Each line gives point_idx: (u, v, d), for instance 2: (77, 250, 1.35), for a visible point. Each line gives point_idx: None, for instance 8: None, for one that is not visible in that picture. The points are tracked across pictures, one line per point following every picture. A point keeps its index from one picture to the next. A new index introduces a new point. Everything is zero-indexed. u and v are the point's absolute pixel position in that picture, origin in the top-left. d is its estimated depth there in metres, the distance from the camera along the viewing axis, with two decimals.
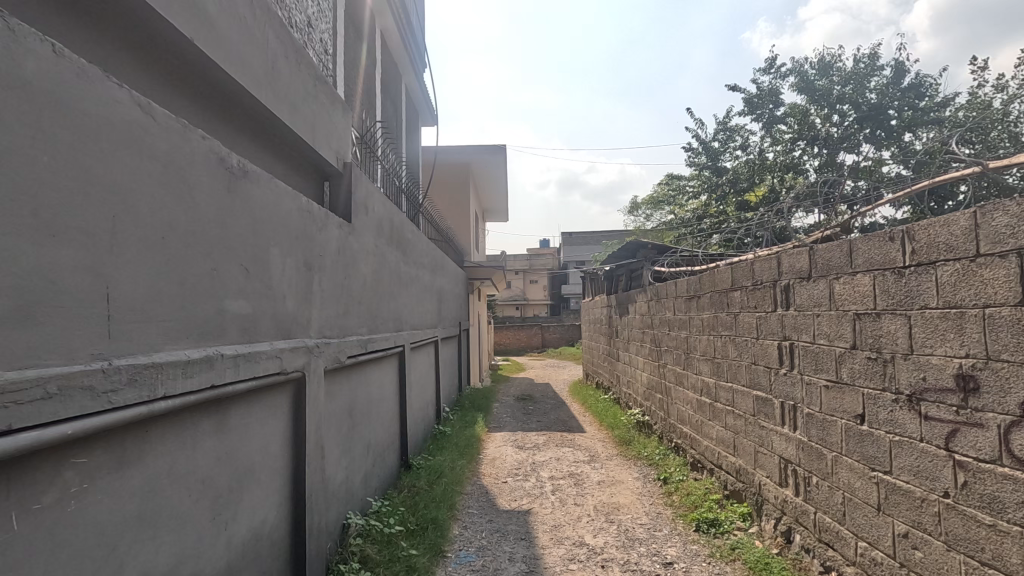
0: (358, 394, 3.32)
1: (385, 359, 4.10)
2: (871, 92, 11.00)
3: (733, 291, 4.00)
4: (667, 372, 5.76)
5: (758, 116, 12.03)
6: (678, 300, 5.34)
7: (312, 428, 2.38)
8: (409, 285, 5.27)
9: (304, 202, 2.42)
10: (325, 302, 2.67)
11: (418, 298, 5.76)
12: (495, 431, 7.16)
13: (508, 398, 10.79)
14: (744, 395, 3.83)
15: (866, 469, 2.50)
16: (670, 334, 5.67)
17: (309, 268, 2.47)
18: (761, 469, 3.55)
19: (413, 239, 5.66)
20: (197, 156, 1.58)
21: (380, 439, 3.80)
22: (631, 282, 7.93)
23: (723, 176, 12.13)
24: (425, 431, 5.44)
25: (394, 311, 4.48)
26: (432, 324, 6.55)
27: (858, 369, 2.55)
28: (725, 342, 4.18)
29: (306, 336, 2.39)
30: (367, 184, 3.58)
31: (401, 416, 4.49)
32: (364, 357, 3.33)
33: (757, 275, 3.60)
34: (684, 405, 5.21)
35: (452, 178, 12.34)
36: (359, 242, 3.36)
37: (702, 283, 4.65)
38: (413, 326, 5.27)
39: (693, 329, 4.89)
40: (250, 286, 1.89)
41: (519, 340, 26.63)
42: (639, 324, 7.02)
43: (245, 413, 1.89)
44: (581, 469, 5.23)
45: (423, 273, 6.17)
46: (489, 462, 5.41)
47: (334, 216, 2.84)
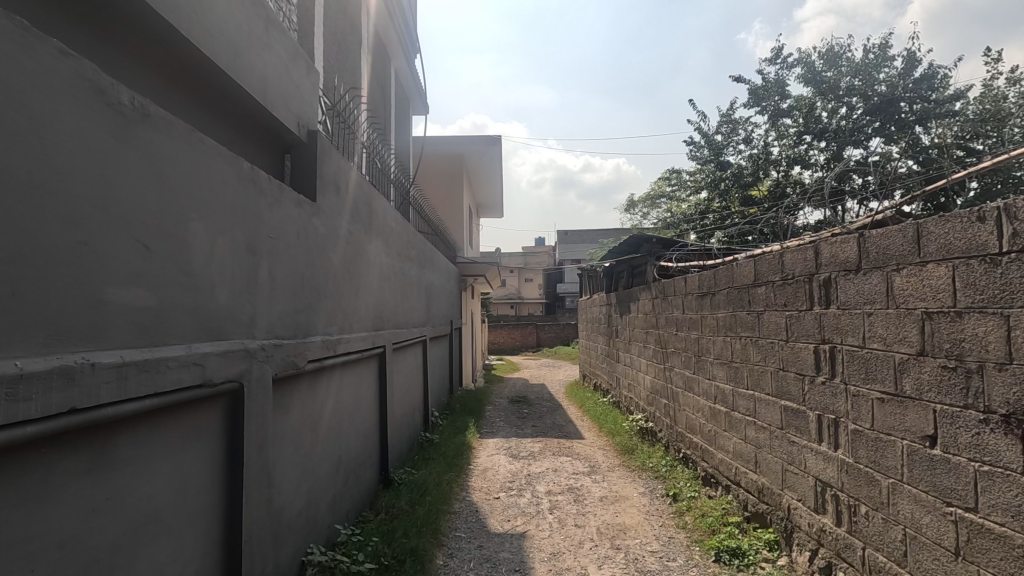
0: (325, 404, 2.84)
1: (362, 362, 3.62)
2: (881, 84, 10.54)
3: (757, 286, 3.54)
4: (674, 376, 5.30)
5: (763, 108, 11.58)
6: (688, 298, 4.89)
7: (255, 452, 1.91)
8: (393, 280, 4.78)
9: (247, 168, 1.94)
10: (277, 295, 2.18)
11: (404, 295, 5.27)
12: (488, 437, 6.69)
13: (502, 400, 10.32)
14: (768, 405, 3.37)
15: (938, 504, 2.05)
16: (678, 336, 5.21)
17: (254, 252, 1.99)
18: (791, 491, 3.09)
19: (399, 229, 5.16)
20: (54, 80, 1.11)
21: (353, 454, 3.32)
22: (633, 279, 7.46)
23: (726, 170, 11.68)
24: (410, 440, 4.95)
25: (373, 308, 4.00)
26: (420, 323, 6.07)
27: (928, 380, 2.09)
28: (745, 344, 3.72)
29: (247, 337, 1.91)
30: (340, 160, 3.10)
31: (380, 426, 4.01)
32: (332, 361, 2.85)
33: (787, 269, 3.13)
34: (694, 413, 4.75)
35: (444, 169, 11.83)
36: (329, 226, 2.88)
37: (717, 280, 4.19)
38: (396, 325, 4.78)
39: (706, 329, 4.43)
40: (154, 271, 1.41)
41: (514, 339, 26.14)
42: (642, 324, 6.56)
43: (150, 440, 1.42)
44: (581, 483, 4.76)
45: (410, 267, 5.68)
46: (480, 475, 4.94)
47: (292, 192, 2.36)
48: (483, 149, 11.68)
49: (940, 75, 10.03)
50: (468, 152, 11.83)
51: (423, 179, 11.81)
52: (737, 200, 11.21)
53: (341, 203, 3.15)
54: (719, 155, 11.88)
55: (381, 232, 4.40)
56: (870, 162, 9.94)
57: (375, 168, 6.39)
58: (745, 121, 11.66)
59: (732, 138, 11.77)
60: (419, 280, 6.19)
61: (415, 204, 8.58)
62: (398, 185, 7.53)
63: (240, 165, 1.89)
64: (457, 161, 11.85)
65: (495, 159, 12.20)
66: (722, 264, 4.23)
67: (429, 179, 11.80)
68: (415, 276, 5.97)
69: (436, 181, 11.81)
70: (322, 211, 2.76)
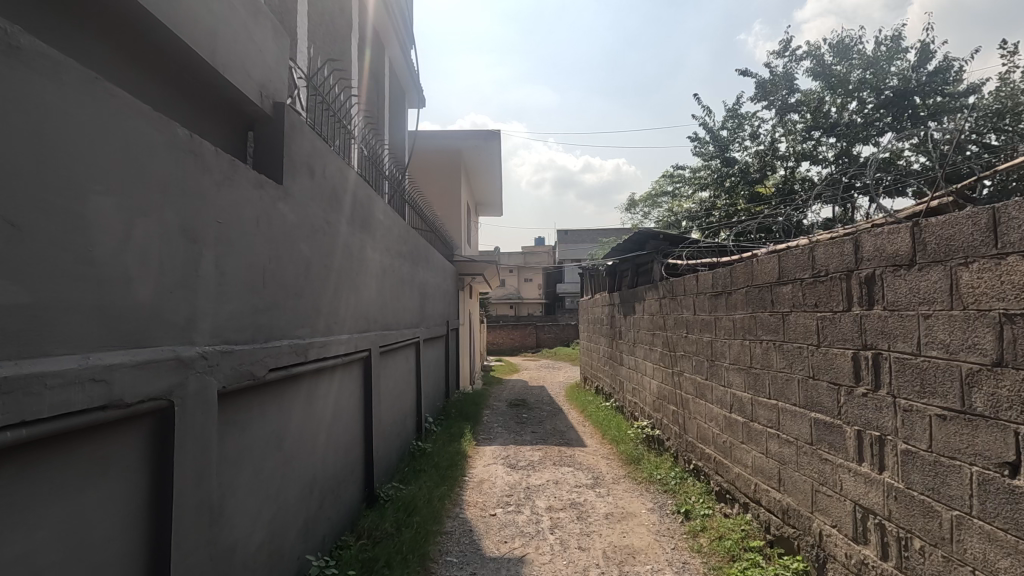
0: (294, 417, 2.48)
1: (343, 367, 3.27)
2: (893, 77, 10.20)
3: (780, 284, 3.19)
4: (684, 382, 4.95)
5: (771, 103, 11.25)
6: (700, 298, 4.54)
7: (193, 484, 1.55)
8: (382, 277, 4.44)
9: (185, 137, 1.59)
10: (228, 292, 1.83)
11: (395, 294, 4.92)
12: (485, 445, 6.34)
13: (501, 403, 9.97)
14: (795, 417, 3.02)
15: (1021, 546, 1.69)
16: (688, 338, 4.87)
17: (196, 239, 1.64)
18: (823, 515, 2.75)
19: (390, 224, 4.83)
20: None
21: (331, 471, 2.97)
22: (638, 278, 7.12)
23: (732, 166, 11.34)
24: (400, 450, 4.60)
25: (358, 307, 3.65)
26: (413, 324, 5.72)
27: (1008, 396, 1.74)
28: (767, 349, 3.37)
29: (183, 344, 1.56)
30: (318, 141, 2.76)
31: (365, 437, 3.65)
32: (304, 369, 2.50)
33: (818, 264, 2.79)
34: (706, 421, 4.40)
35: (440, 165, 11.49)
36: (301, 214, 2.52)
37: (734, 278, 3.86)
38: (385, 326, 4.43)
39: (721, 332, 4.09)
40: (26, 258, 1.06)
41: (513, 339, 25.83)
42: (648, 325, 6.22)
43: (25, 483, 1.07)
44: (584, 497, 4.42)
45: (402, 265, 5.35)
46: (475, 488, 4.59)
47: (251, 170, 2.01)
48: (481, 144, 11.34)
49: (955, 69, 9.69)
50: (466, 147, 11.50)
51: (419, 175, 11.47)
52: (744, 197, 10.86)
53: (320, 189, 2.81)
54: (725, 151, 11.54)
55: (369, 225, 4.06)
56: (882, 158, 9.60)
57: (366, 160, 6.04)
58: (752, 116, 11.32)
59: (738, 133, 11.43)
60: (412, 279, 5.85)
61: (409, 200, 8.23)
62: (391, 179, 7.19)
63: (175, 131, 1.55)
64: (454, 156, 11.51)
65: (494, 154, 11.86)
66: (739, 260, 3.88)
67: (426, 174, 11.46)
68: (408, 274, 5.62)
69: (433, 176, 11.48)
70: (293, 197, 2.41)
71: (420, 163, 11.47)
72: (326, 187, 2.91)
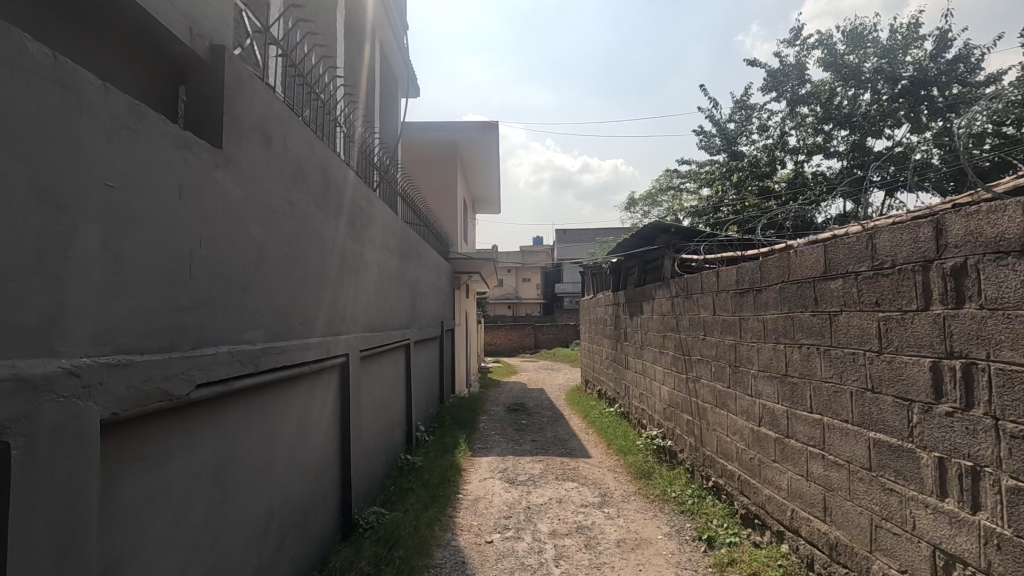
0: (242, 442, 1.99)
1: (314, 376, 2.78)
2: (909, 67, 9.76)
3: (826, 280, 2.71)
4: (701, 389, 4.48)
5: (780, 94, 10.80)
6: (721, 297, 4.07)
7: (52, 560, 1.07)
8: (367, 273, 3.95)
9: (47, 58, 1.11)
10: (130, 283, 1.35)
11: (381, 291, 4.43)
12: (481, 456, 5.87)
13: (499, 408, 9.48)
14: (847, 437, 2.56)
15: None
16: (706, 342, 4.40)
17: (66, 206, 1.16)
18: (887, 557, 2.28)
19: (377, 214, 4.34)
20: None
21: (295, 503, 2.48)
22: (646, 275, 6.65)
23: (740, 160, 10.87)
24: (384, 467, 4.12)
25: (335, 306, 3.16)
26: (403, 325, 5.24)
27: None
28: (808, 354, 2.90)
29: (36, 357, 1.07)
30: (278, 104, 2.27)
31: (342, 456, 3.17)
32: (255, 382, 2.02)
33: (882, 254, 2.31)
34: (728, 435, 3.93)
35: (435, 159, 11.01)
36: (254, 190, 2.04)
37: (764, 273, 3.38)
38: (370, 328, 3.94)
39: (747, 335, 3.62)
40: None
41: (511, 340, 25.38)
42: (658, 327, 5.75)
43: None
44: (592, 520, 3.94)
45: (390, 261, 4.86)
46: (470, 508, 4.11)
47: (171, 122, 1.52)
48: (478, 137, 10.86)
49: (975, 57, 9.25)
50: (462, 140, 11.01)
51: (413, 169, 10.98)
52: (753, 193, 10.41)
53: (282, 163, 2.33)
54: (732, 145, 11.08)
55: (352, 213, 3.57)
56: (897, 151, 9.16)
57: (350, 148, 5.54)
58: (761, 108, 10.86)
59: (746, 126, 10.97)
60: (403, 276, 5.37)
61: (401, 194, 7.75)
62: (382, 170, 6.70)
63: (24, 47, 1.06)
64: (450, 150, 11.03)
65: (491, 148, 11.38)
66: (770, 253, 3.41)
67: (420, 168, 10.98)
68: (397, 271, 5.13)
69: (427, 170, 11.00)
70: (239, 166, 1.93)
71: (414, 156, 10.99)
72: (291, 161, 2.42)
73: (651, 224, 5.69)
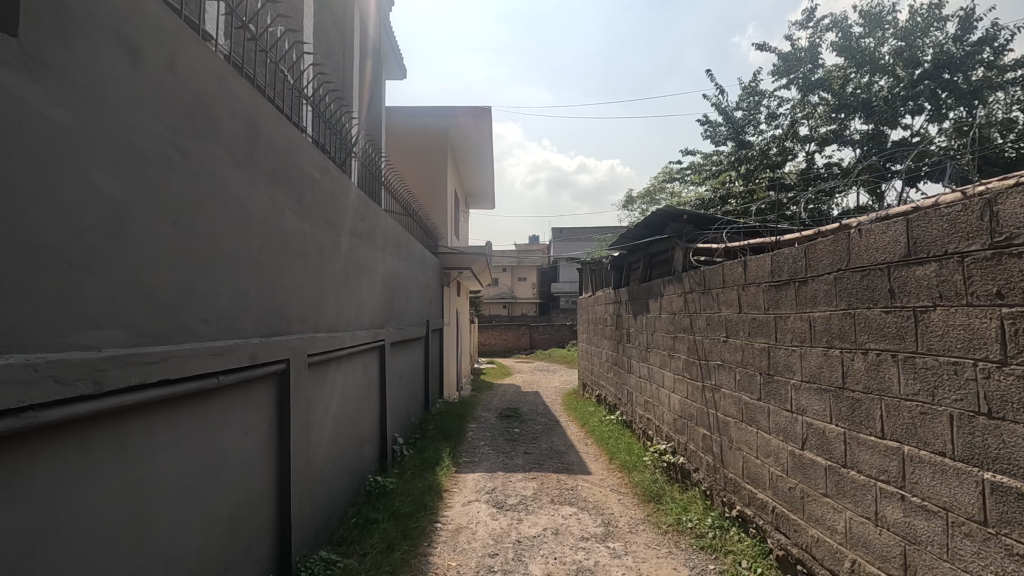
0: (79, 501, 1.33)
1: (233, 391, 2.11)
2: (929, 50, 9.11)
3: (911, 265, 2.04)
4: (722, 400, 3.84)
5: (790, 81, 10.20)
6: (749, 292, 3.42)
7: None
8: (329, 260, 3.27)
9: None
10: None
11: (349, 284, 3.74)
12: (468, 472, 5.20)
13: (491, 414, 8.82)
14: (944, 475, 1.91)
15: None
16: (728, 345, 3.75)
17: None
18: None
19: (345, 192, 3.66)
20: None
21: (196, 568, 1.82)
22: (653, 270, 6.01)
23: (748, 150, 10.24)
24: (347, 494, 3.46)
25: (277, 299, 2.48)
26: (376, 325, 4.56)
27: None
28: (877, 363, 2.25)
29: None
30: (158, 7, 1.59)
31: (280, 491, 2.50)
32: (102, 406, 1.35)
33: (1014, 224, 1.64)
34: (758, 458, 3.29)
35: (424, 147, 10.35)
36: (101, 117, 1.36)
37: (811, 260, 2.72)
38: (329, 327, 3.26)
39: (786, 338, 2.97)
40: None
41: (507, 340, 24.74)
42: (667, 327, 5.09)
43: None
44: (594, 559, 3.29)
45: (364, 248, 4.16)
46: (449, 543, 3.45)
47: None
48: (469, 124, 10.20)
49: (1002, 39, 8.59)
50: (453, 126, 10.34)
51: (400, 158, 10.32)
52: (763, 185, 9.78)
53: (167, 91, 1.64)
54: (739, 134, 10.45)
55: (309, 184, 2.88)
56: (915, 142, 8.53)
57: (319, 125, 4.87)
58: (771, 95, 10.22)
59: (755, 114, 10.33)
60: (379, 267, 4.69)
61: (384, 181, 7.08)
62: (360, 153, 6.03)
63: None
64: (440, 137, 10.39)
65: (484, 136, 10.71)
66: (818, 236, 2.75)
67: (407, 158, 10.32)
68: (372, 260, 4.45)
69: (415, 160, 10.34)
70: (63, 74, 1.24)
71: (401, 145, 10.33)
72: (186, 93, 1.74)
73: (660, 212, 5.04)
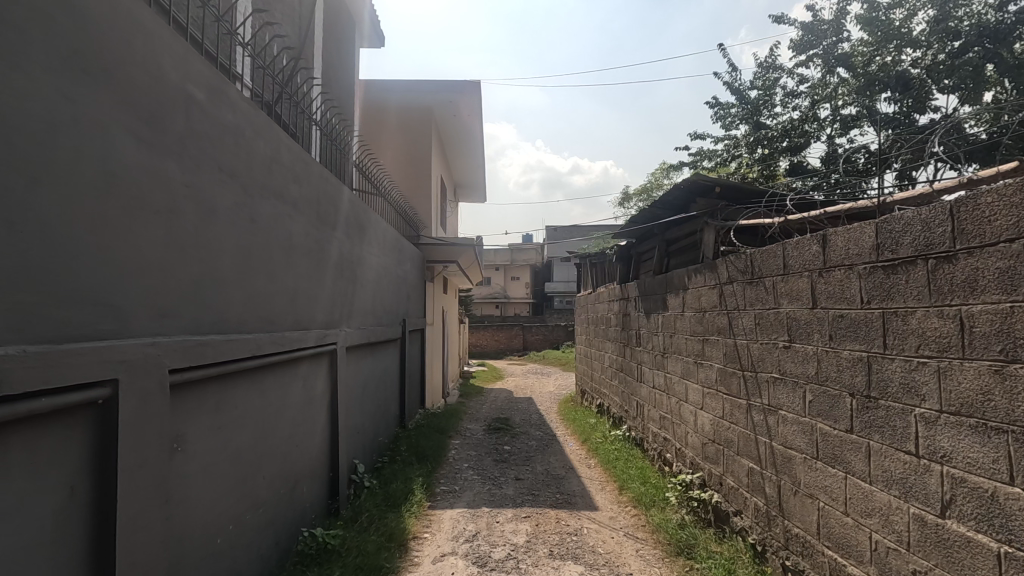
0: None
1: None
2: (967, 20, 8.18)
3: None
4: (782, 429, 2.85)
5: (811, 57, 9.29)
6: (829, 279, 2.44)
7: None
8: (232, 228, 2.25)
9: None
10: None
11: (278, 266, 2.73)
12: (445, 507, 4.20)
13: (478, 425, 7.80)
14: None
15: None
16: (792, 353, 2.76)
17: None
18: None
19: (270, 136, 2.63)
20: None
21: None
22: (671, 262, 5.07)
23: (764, 132, 9.35)
24: (261, 566, 2.45)
25: (92, 273, 1.46)
26: (324, 326, 3.54)
27: None
28: None
29: None
30: None
31: None
32: None
33: None
34: (848, 516, 2.30)
35: (403, 127, 9.36)
36: None
37: (961, 225, 1.74)
38: (229, 326, 2.23)
39: (904, 345, 1.99)
40: None
41: (498, 341, 23.78)
42: (694, 329, 4.10)
43: None
44: None
45: (304, 221, 3.14)
46: None
47: None
48: (453, 101, 9.22)
49: None
50: (436, 103, 9.36)
51: (377, 140, 9.31)
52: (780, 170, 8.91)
53: None
54: (754, 115, 9.56)
55: (183, 106, 1.88)
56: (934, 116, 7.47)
57: (259, 75, 3.89)
58: (789, 71, 9.29)
59: (772, 93, 9.40)
60: (329, 249, 3.67)
61: (352, 158, 6.09)
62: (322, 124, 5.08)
63: None
64: (421, 115, 9.40)
65: (473, 113, 9.73)
66: (966, 190, 1.77)
67: (383, 139, 9.32)
68: (318, 239, 3.43)
69: (393, 141, 9.35)
70: None
71: (377, 125, 9.33)
72: None
73: (684, 184, 4.05)
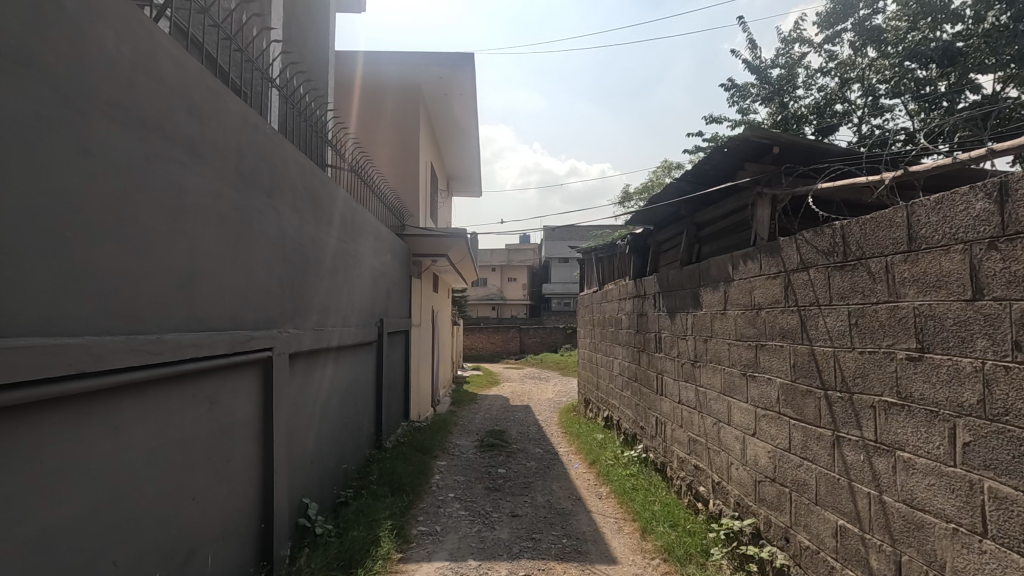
0: None
1: None
2: None
3: None
4: (906, 480, 1.94)
5: (841, 31, 8.36)
6: (1014, 255, 1.54)
7: None
8: (28, 161, 1.33)
9: None
10: None
11: (152, 236, 1.80)
12: (420, 560, 3.27)
13: (470, 441, 6.87)
14: None
15: None
16: (925, 369, 1.86)
17: None
18: None
19: (135, 34, 1.72)
20: None
21: None
22: (701, 255, 4.21)
23: (788, 114, 8.46)
24: None
25: None
26: (254, 329, 2.61)
27: None
28: None
29: None
30: None
31: None
32: None
33: None
34: None
35: (388, 107, 8.46)
36: None
37: None
38: (12, 332, 1.30)
39: None
40: None
41: (494, 344, 22.86)
42: (743, 332, 3.20)
43: None
44: None
45: (215, 177, 2.22)
46: None
47: None
48: (444, 78, 8.34)
49: None
50: (425, 81, 8.46)
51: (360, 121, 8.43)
52: None
53: None
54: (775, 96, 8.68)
55: None
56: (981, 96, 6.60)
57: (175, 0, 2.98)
58: (816, 46, 8.39)
59: (796, 71, 8.51)
60: (267, 226, 2.74)
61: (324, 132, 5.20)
62: (281, 83, 4.20)
63: None
64: (409, 94, 8.52)
65: (466, 93, 8.82)
66: None
67: (367, 120, 8.43)
68: (246, 207, 2.51)
69: (378, 123, 8.46)
70: None
71: (360, 104, 8.45)
72: None
73: (730, 147, 3.15)
